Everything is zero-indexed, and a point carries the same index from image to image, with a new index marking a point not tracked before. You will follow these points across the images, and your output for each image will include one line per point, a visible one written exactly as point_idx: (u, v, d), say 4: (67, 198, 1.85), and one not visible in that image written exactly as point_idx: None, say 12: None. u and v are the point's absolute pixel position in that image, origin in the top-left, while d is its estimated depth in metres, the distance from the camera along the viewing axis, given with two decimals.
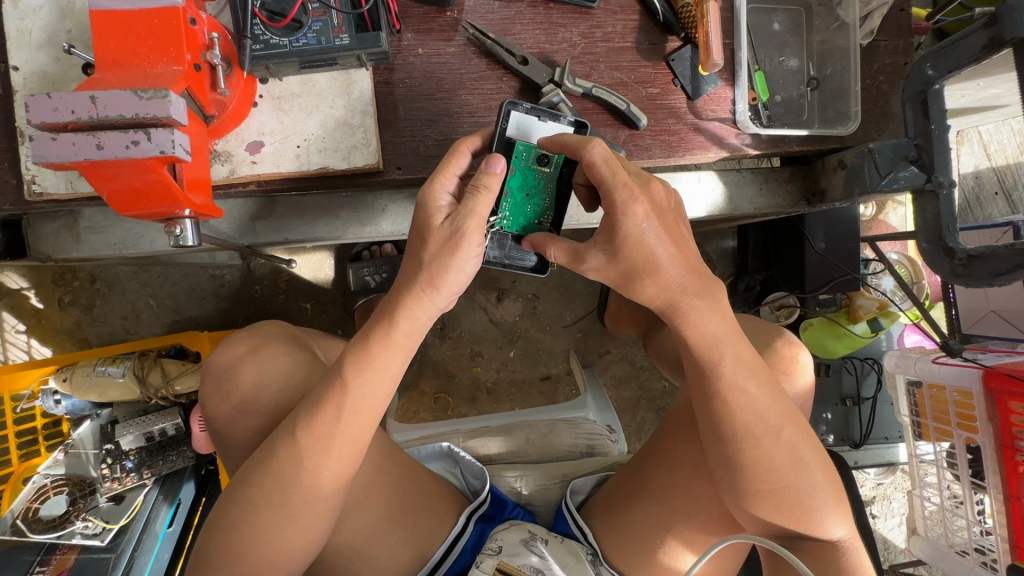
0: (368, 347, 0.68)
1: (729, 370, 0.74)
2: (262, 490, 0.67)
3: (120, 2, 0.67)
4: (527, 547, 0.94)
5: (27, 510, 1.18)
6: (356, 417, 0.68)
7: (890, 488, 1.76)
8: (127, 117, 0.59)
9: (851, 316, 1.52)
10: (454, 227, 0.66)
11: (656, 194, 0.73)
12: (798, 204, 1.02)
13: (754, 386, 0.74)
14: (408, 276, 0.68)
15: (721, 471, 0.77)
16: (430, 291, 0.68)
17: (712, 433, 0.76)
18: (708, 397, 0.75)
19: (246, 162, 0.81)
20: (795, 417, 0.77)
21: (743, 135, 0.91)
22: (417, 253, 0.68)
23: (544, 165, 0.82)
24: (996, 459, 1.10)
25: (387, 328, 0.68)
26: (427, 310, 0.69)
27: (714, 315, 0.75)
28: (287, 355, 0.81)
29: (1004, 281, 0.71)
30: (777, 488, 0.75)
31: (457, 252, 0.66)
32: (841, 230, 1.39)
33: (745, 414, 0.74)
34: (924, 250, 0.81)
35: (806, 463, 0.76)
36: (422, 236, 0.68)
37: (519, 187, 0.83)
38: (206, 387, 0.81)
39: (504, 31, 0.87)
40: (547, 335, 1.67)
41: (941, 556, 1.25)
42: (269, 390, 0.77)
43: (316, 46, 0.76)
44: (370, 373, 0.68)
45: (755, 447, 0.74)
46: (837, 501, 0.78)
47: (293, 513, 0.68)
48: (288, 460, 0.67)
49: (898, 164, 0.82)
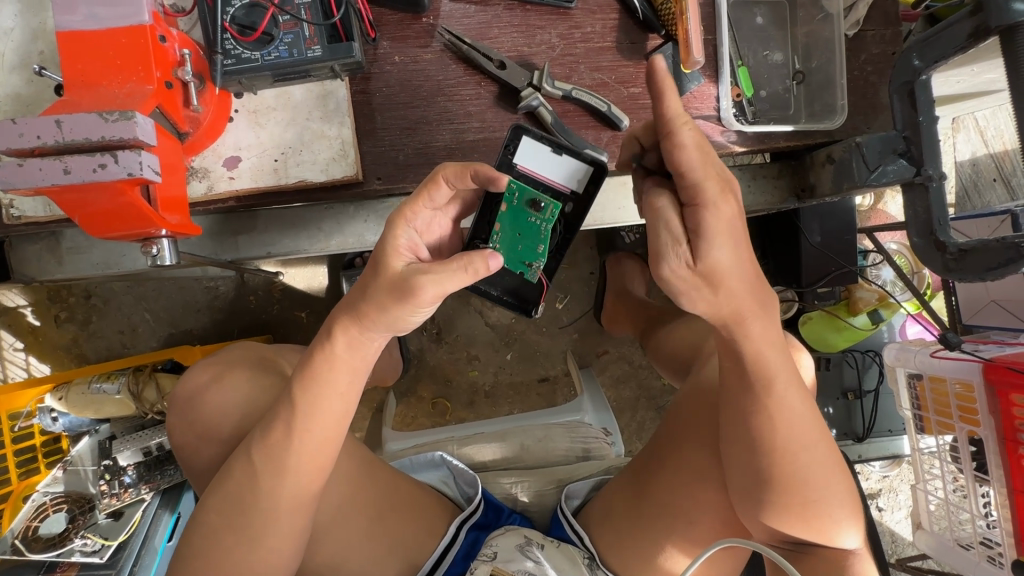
0: (311, 365, 0.66)
1: (781, 387, 0.72)
2: (220, 515, 0.67)
3: (85, 22, 0.66)
4: (522, 552, 0.93)
5: (27, 528, 1.19)
6: (306, 435, 0.67)
7: (897, 481, 1.74)
8: (93, 141, 0.59)
9: (851, 309, 1.47)
10: (406, 275, 0.61)
11: (725, 214, 0.60)
12: (787, 199, 1.00)
13: (797, 405, 0.72)
14: (351, 302, 0.65)
15: (748, 482, 0.76)
16: (364, 324, 0.64)
17: (746, 448, 0.74)
18: (747, 413, 0.73)
19: (224, 178, 0.80)
20: (828, 435, 0.76)
21: (728, 133, 0.89)
22: (364, 279, 0.64)
23: (535, 210, 0.79)
24: (999, 453, 1.08)
25: (328, 346, 0.66)
26: (365, 336, 0.66)
27: (769, 331, 0.70)
28: (248, 381, 0.79)
29: (996, 276, 0.69)
30: (801, 502, 0.74)
31: (400, 303, 0.62)
32: (838, 223, 1.37)
33: (786, 434, 0.72)
34: (916, 246, 0.78)
35: (834, 474, 0.75)
36: (375, 266, 0.63)
37: (511, 228, 0.81)
38: (173, 414, 0.80)
39: (482, 36, 0.86)
40: (544, 336, 1.66)
41: (946, 550, 1.23)
42: (227, 420, 0.76)
43: (288, 59, 0.75)
44: (314, 390, 0.66)
45: (791, 463, 0.73)
46: (858, 514, 0.77)
47: (258, 534, 0.67)
48: (246, 484, 0.67)
49: (887, 158, 0.81)
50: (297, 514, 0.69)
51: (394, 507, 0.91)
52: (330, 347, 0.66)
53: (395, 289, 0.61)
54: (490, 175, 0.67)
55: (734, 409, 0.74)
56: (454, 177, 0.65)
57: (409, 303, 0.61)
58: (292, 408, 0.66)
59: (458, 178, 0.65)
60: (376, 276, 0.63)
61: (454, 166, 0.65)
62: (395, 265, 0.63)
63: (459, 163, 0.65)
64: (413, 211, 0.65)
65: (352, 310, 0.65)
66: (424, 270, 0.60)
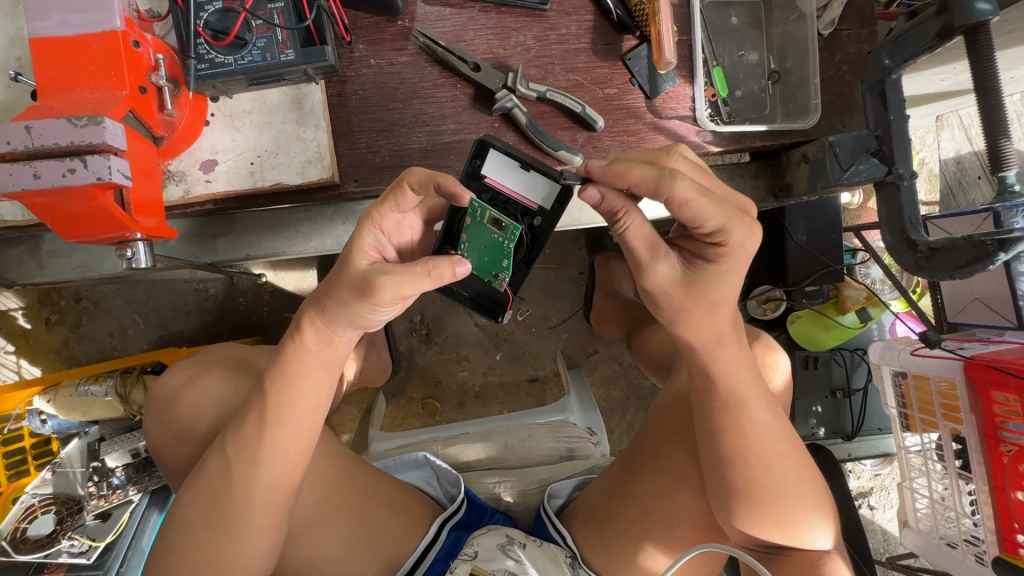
0: (283, 358, 0.68)
1: (750, 403, 0.74)
2: (196, 512, 0.67)
3: (59, 28, 0.67)
4: (504, 551, 0.93)
5: (14, 530, 1.21)
6: (277, 429, 0.67)
7: (888, 479, 1.74)
8: (63, 146, 0.59)
9: (839, 307, 1.46)
10: (368, 275, 0.62)
11: (751, 241, 0.66)
12: (766, 199, 1.00)
13: (766, 418, 0.74)
14: (317, 298, 0.67)
15: (717, 488, 0.77)
16: (327, 317, 0.66)
17: (720, 464, 0.75)
18: (719, 430, 0.74)
19: (201, 181, 0.81)
20: (800, 446, 0.78)
21: (704, 133, 0.90)
22: (332, 275, 0.66)
23: (497, 228, 0.76)
24: (980, 451, 1.08)
25: (296, 338, 0.68)
26: (332, 331, 0.67)
27: (741, 353, 0.74)
28: (225, 381, 0.79)
29: (965, 274, 0.70)
30: (776, 510, 0.75)
31: (361, 301, 0.63)
32: (822, 221, 1.37)
33: (758, 449, 0.74)
34: (889, 245, 0.79)
35: (804, 483, 0.76)
36: (341, 264, 0.65)
37: (475, 238, 0.77)
38: (150, 413, 0.81)
39: (457, 38, 0.87)
40: (533, 337, 1.67)
41: (932, 549, 1.23)
42: (204, 419, 0.76)
43: (261, 63, 0.76)
44: (285, 383, 0.67)
45: (765, 475, 0.74)
46: (832, 520, 0.79)
47: (232, 530, 0.67)
48: (217, 480, 0.68)
49: (859, 157, 0.81)
50: (271, 507, 0.68)
51: (373, 507, 0.92)
52: (300, 339, 0.68)
53: (357, 288, 0.62)
54: (455, 189, 0.63)
55: (706, 427, 0.75)
56: (420, 183, 0.63)
57: (369, 303, 0.62)
58: (263, 404, 0.67)
59: (423, 186, 0.63)
60: (340, 274, 0.65)
61: (420, 172, 0.62)
62: (360, 264, 0.64)
63: (426, 170, 0.62)
64: (380, 215, 0.66)
65: (319, 304, 0.67)
66: (385, 272, 0.61)
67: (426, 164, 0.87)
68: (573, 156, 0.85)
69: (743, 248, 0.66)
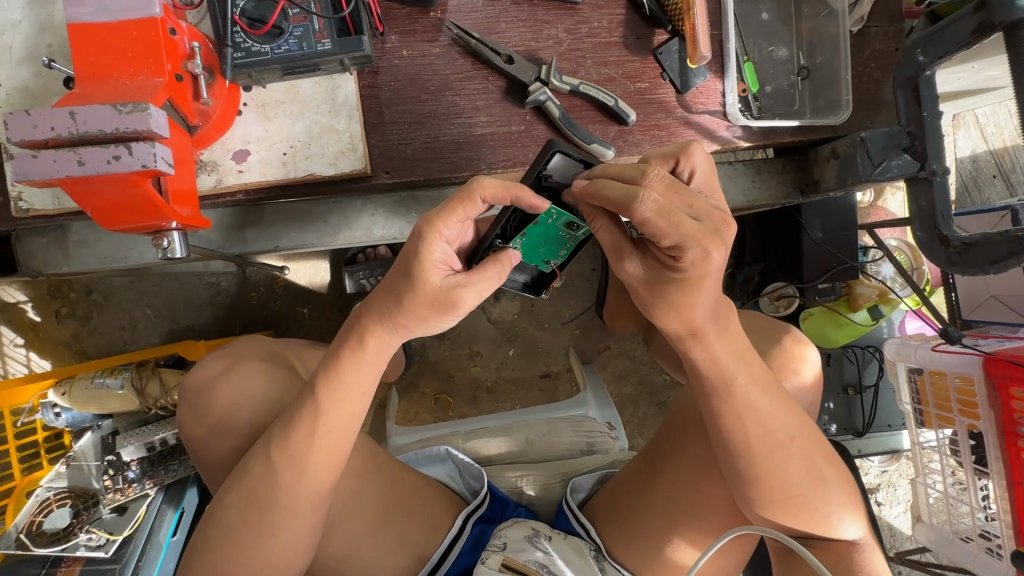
0: (340, 368, 0.67)
1: (742, 387, 0.72)
2: (237, 511, 0.67)
3: (97, 14, 0.66)
4: (532, 542, 0.93)
5: (31, 523, 1.19)
6: (317, 424, 0.67)
7: (895, 475, 1.75)
8: (108, 132, 0.59)
9: (851, 305, 1.49)
10: (447, 290, 0.61)
11: (716, 259, 0.59)
12: (792, 195, 1.00)
13: (765, 403, 0.73)
14: (378, 308, 0.65)
15: (732, 481, 0.77)
16: (397, 330, 0.66)
17: (724, 450, 0.75)
18: (717, 418, 0.73)
19: (233, 172, 0.81)
20: (806, 427, 0.76)
21: (734, 128, 0.90)
22: (398, 290, 0.63)
23: (569, 228, 0.77)
24: (998, 445, 1.09)
25: (359, 349, 0.67)
26: (389, 338, 0.67)
27: (732, 337, 0.70)
28: (261, 376, 0.79)
29: (1000, 268, 0.70)
30: (789, 497, 0.76)
31: (440, 313, 0.64)
32: (838, 219, 1.38)
33: (759, 435, 0.73)
34: (920, 240, 0.79)
35: (820, 468, 0.76)
36: (412, 281, 0.61)
37: (536, 236, 0.79)
38: (181, 406, 0.80)
39: (489, 30, 0.87)
40: (546, 332, 1.67)
41: (946, 543, 1.25)
42: (241, 412, 0.76)
43: (297, 52, 0.75)
44: (334, 385, 0.67)
45: (769, 461, 0.74)
46: (848, 497, 0.78)
47: (269, 528, 0.67)
48: (252, 481, 0.67)
49: (891, 153, 0.80)
50: (314, 508, 0.69)
51: (398, 500, 0.91)
52: (353, 346, 0.67)
53: (437, 303, 0.62)
54: (532, 202, 0.63)
55: (706, 413, 0.75)
56: (494, 197, 0.60)
57: (448, 313, 0.64)
58: (303, 401, 0.67)
59: (497, 199, 0.60)
60: (413, 290, 0.62)
61: (495, 185, 0.59)
62: (435, 281, 0.61)
63: (503, 183, 0.59)
64: (446, 224, 0.60)
65: (387, 319, 0.65)
66: (465, 284, 0.61)
67: (457, 156, 0.86)
68: (605, 150, 0.85)
69: (702, 265, 0.60)
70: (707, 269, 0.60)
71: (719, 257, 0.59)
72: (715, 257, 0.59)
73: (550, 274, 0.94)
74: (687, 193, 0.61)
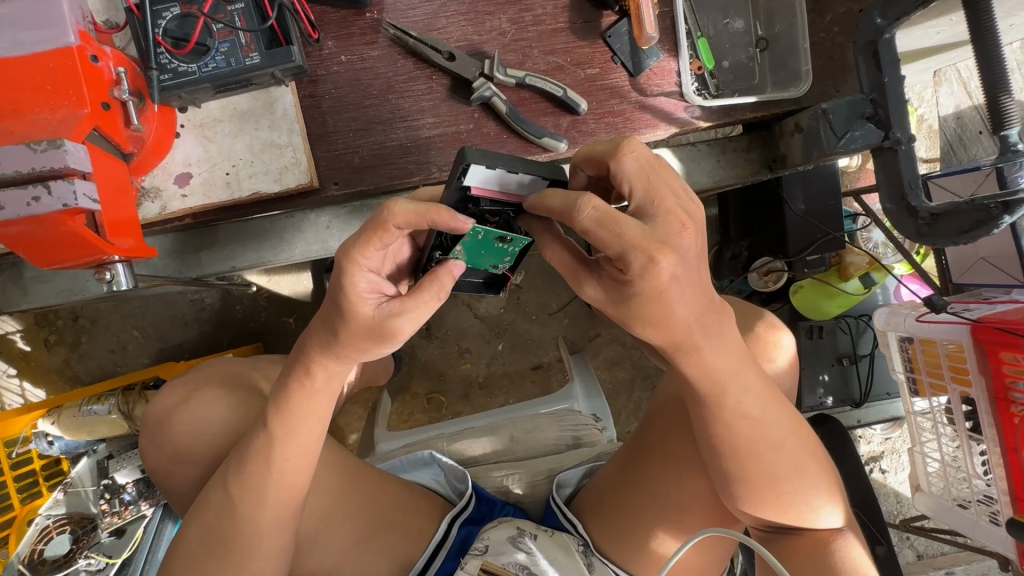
0: (289, 397, 0.66)
1: (733, 399, 0.69)
2: (202, 546, 0.67)
3: (12, 48, 0.64)
4: (514, 544, 0.93)
5: (32, 552, 1.21)
6: (287, 452, 0.66)
7: (898, 442, 1.73)
8: (25, 172, 0.59)
9: (842, 275, 1.44)
10: (381, 319, 0.60)
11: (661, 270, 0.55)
12: (759, 171, 0.96)
13: (757, 409, 0.71)
14: (316, 339, 0.64)
15: (717, 479, 0.76)
16: (339, 356, 0.64)
17: (711, 452, 0.73)
18: (706, 424, 0.71)
19: (177, 197, 0.79)
20: (798, 426, 0.75)
21: (692, 108, 0.87)
22: (333, 322, 0.62)
23: (503, 240, 0.70)
24: (990, 412, 1.07)
25: (306, 379, 0.65)
26: (336, 367, 0.65)
27: (727, 346, 0.66)
28: (218, 400, 0.78)
29: (970, 238, 0.68)
30: (777, 494, 0.74)
31: (379, 342, 0.62)
32: (820, 187, 1.34)
33: (750, 437, 0.71)
34: (888, 212, 0.76)
35: (808, 464, 0.75)
36: (343, 314, 0.60)
37: (474, 248, 0.72)
38: (145, 436, 0.80)
39: (429, 27, 0.84)
40: (534, 324, 1.65)
41: (944, 511, 1.24)
42: (201, 440, 0.76)
43: (226, 69, 0.73)
44: (293, 418, 0.66)
45: (758, 461, 0.72)
46: (830, 488, 0.77)
47: (240, 562, 0.67)
48: (213, 510, 0.67)
49: (854, 123, 0.78)
50: (282, 535, 0.69)
51: (379, 512, 0.91)
52: (311, 383, 0.65)
53: (372, 333, 0.61)
54: (451, 223, 0.58)
55: (695, 419, 0.73)
56: (408, 222, 0.57)
57: (389, 341, 0.62)
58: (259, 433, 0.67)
59: (412, 223, 0.57)
60: (345, 322, 0.61)
61: (406, 211, 0.56)
62: (367, 311, 0.60)
63: (413, 209, 0.56)
64: (365, 254, 0.59)
65: (328, 349, 0.64)
66: (399, 312, 0.60)
67: (407, 161, 0.84)
68: (557, 143, 0.82)
69: (655, 277, 0.56)
70: (664, 274, 0.55)
71: (670, 270, 0.55)
72: (664, 271, 0.55)
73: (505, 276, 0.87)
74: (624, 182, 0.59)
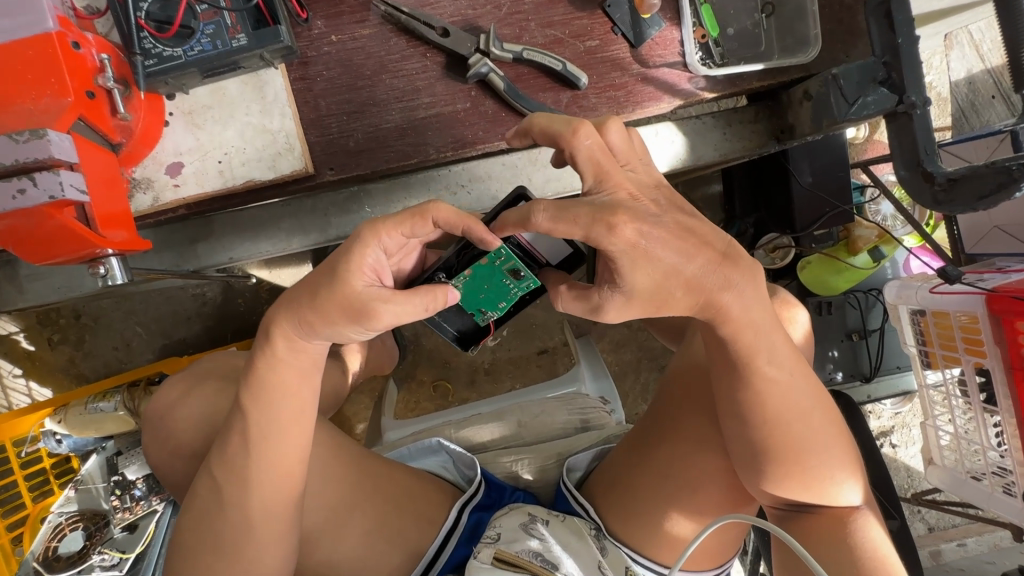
0: (257, 376, 0.67)
1: (765, 362, 0.69)
2: (211, 538, 0.67)
3: None
4: (526, 530, 0.92)
5: (46, 549, 1.22)
6: (265, 441, 0.67)
7: (909, 416, 1.71)
8: (9, 164, 0.57)
9: (851, 249, 1.41)
10: (366, 297, 0.61)
11: (643, 235, 0.57)
12: (767, 143, 0.93)
13: (786, 375, 0.70)
14: (292, 302, 0.64)
15: (738, 450, 0.75)
16: (307, 331, 0.64)
17: (736, 419, 0.72)
18: (734, 386, 0.71)
19: (169, 187, 0.77)
20: (825, 402, 0.74)
21: (696, 79, 0.84)
22: (318, 285, 0.62)
23: (512, 276, 0.76)
24: (1006, 383, 1.05)
25: (269, 347, 0.66)
26: (306, 341, 0.66)
27: (751, 308, 0.67)
28: (218, 394, 0.77)
29: (989, 204, 0.66)
30: (801, 468, 0.73)
31: (353, 322, 0.63)
32: (828, 159, 1.30)
33: (778, 405, 0.70)
34: (903, 180, 0.73)
35: (833, 437, 0.73)
36: (334, 278, 0.61)
37: (480, 278, 0.77)
38: (147, 432, 0.79)
39: (422, 3, 0.80)
40: (539, 308, 1.63)
41: (959, 484, 1.23)
42: (204, 434, 0.75)
43: (213, 52, 0.70)
44: (264, 396, 0.67)
45: (785, 431, 0.71)
46: (850, 463, 0.75)
47: (253, 552, 0.68)
48: (220, 502, 0.67)
49: (867, 88, 0.75)
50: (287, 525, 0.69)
51: (388, 501, 0.91)
52: (272, 349, 0.66)
53: (352, 308, 0.61)
54: (482, 238, 0.64)
55: (721, 384, 0.73)
56: (445, 222, 0.63)
57: (362, 324, 0.63)
58: (247, 418, 0.67)
59: (449, 224, 0.63)
60: (331, 288, 0.61)
61: (450, 212, 0.62)
62: (358, 285, 0.61)
63: (459, 211, 0.62)
64: (389, 232, 0.62)
65: (296, 318, 0.64)
66: (385, 299, 0.61)
67: (403, 144, 0.81)
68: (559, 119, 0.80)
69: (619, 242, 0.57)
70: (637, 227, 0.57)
71: (633, 227, 0.57)
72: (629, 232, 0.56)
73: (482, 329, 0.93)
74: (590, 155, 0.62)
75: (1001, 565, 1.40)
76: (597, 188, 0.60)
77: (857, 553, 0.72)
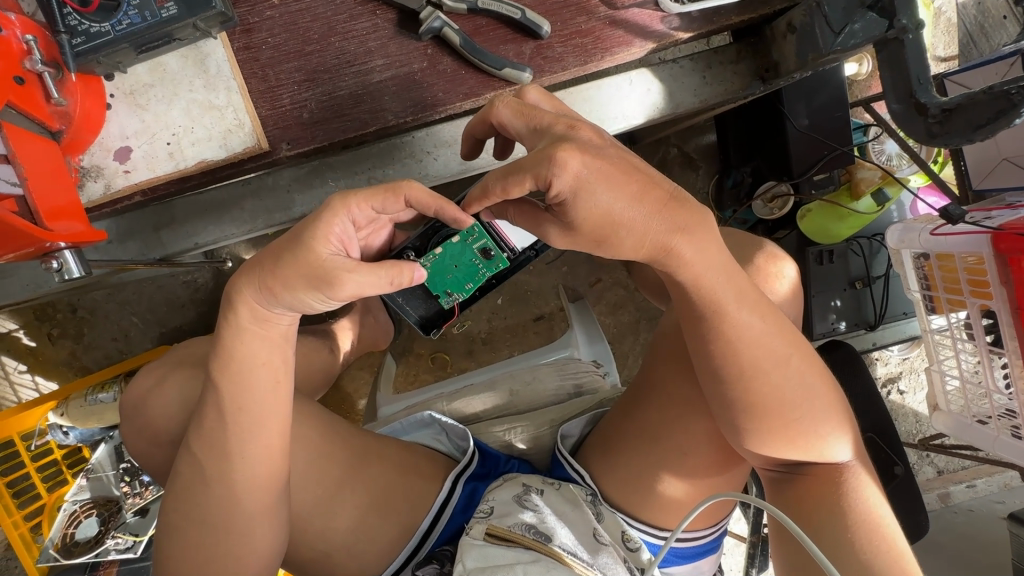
0: (229, 356, 0.64)
1: (735, 310, 0.67)
2: (196, 526, 0.68)
3: None
4: (519, 503, 0.89)
5: (64, 536, 1.26)
6: (240, 417, 0.66)
7: (917, 361, 1.68)
8: None
9: (853, 193, 1.35)
10: (331, 264, 0.57)
11: (602, 195, 0.54)
12: (751, 84, 0.87)
13: (767, 322, 0.68)
14: (250, 274, 0.60)
15: (721, 410, 0.72)
16: (269, 299, 0.60)
17: (715, 378, 0.70)
18: (716, 339, 0.68)
19: (120, 173, 0.74)
20: (800, 343, 0.71)
21: (669, 19, 0.78)
22: (278, 249, 0.58)
23: (483, 256, 0.79)
24: (1013, 325, 1.00)
25: (231, 314, 0.63)
26: (268, 310, 0.62)
27: (708, 251, 0.63)
28: (193, 383, 0.77)
29: (986, 134, 0.60)
30: (788, 423, 0.71)
31: (313, 286, 0.58)
32: (825, 99, 1.22)
33: (758, 359, 0.68)
34: (895, 114, 0.67)
35: (816, 389, 0.71)
36: (297, 243, 0.57)
37: (449, 256, 0.78)
38: (129, 424, 0.80)
39: None
40: (533, 275, 1.60)
41: (964, 428, 1.20)
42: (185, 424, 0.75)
43: (141, 24, 0.66)
44: (234, 369, 0.65)
45: (767, 384, 0.68)
46: (836, 414, 0.73)
47: (241, 537, 0.68)
48: (201, 490, 0.67)
49: (854, 13, 0.69)
50: (270, 509, 0.70)
51: (379, 477, 0.91)
52: (235, 319, 0.63)
53: (315, 276, 0.57)
54: (456, 218, 0.60)
55: (700, 342, 0.69)
56: (418, 202, 0.59)
57: (325, 292, 0.58)
58: (221, 396, 0.65)
59: (422, 205, 0.59)
60: (295, 253, 0.57)
61: (424, 190, 0.58)
62: (322, 253, 0.57)
63: (432, 191, 0.58)
64: (359, 203, 0.58)
65: (257, 285, 0.60)
66: (350, 268, 0.57)
67: (359, 111, 0.77)
68: (522, 74, 0.75)
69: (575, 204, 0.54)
70: (596, 182, 0.54)
71: (585, 186, 0.53)
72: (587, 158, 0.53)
73: (449, 311, 0.92)
74: (535, 112, 0.60)
75: (1009, 504, 1.39)
76: (552, 126, 0.58)
77: (852, 518, 0.70)
